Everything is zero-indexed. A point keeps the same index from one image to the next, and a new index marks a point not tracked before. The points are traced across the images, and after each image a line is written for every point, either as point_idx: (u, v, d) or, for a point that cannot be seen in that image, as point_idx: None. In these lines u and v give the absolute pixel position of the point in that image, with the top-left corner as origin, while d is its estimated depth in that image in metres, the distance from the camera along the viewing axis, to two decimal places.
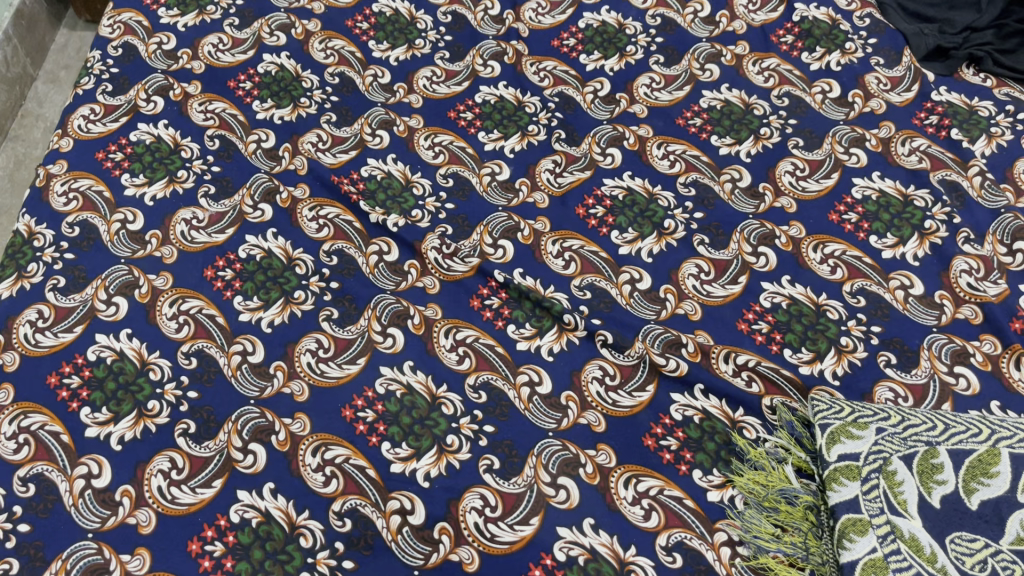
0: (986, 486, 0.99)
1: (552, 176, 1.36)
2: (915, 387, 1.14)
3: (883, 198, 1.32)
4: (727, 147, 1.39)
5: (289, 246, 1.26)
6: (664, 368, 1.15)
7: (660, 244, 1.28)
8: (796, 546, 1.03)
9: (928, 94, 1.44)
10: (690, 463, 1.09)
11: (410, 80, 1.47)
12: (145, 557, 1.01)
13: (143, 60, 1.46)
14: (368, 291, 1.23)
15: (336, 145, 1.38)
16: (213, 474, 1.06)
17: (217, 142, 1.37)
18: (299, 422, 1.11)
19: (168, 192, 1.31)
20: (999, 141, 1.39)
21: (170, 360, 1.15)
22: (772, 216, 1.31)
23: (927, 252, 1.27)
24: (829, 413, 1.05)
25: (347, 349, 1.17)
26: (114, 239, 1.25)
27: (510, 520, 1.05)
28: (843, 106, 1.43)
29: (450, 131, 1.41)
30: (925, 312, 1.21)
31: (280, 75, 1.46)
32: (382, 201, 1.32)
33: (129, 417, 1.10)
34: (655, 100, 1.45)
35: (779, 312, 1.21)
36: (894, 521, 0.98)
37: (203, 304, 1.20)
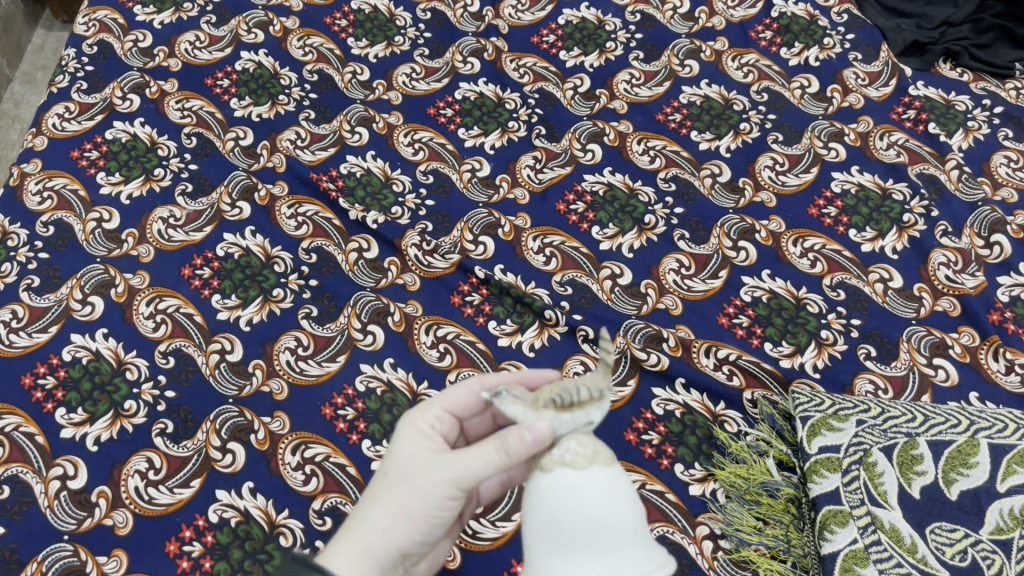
0: (965, 477, 0.99)
1: (532, 172, 1.35)
2: (894, 379, 1.15)
3: (862, 192, 1.33)
4: (707, 142, 1.39)
5: (267, 244, 1.25)
6: (646, 362, 1.15)
7: (640, 239, 1.28)
8: (778, 538, 1.03)
9: (906, 89, 1.45)
10: (672, 457, 1.09)
11: (389, 77, 1.46)
12: (122, 558, 0.99)
13: (119, 58, 1.44)
14: (348, 288, 1.22)
15: (314, 142, 1.37)
16: (192, 474, 1.05)
17: (194, 140, 1.35)
18: (278, 421, 1.10)
19: (145, 191, 1.29)
20: (976, 135, 1.40)
21: (147, 360, 1.14)
22: (751, 211, 1.31)
23: (906, 246, 1.28)
24: (810, 406, 1.06)
25: (327, 347, 1.16)
26: (90, 238, 1.24)
27: (492, 516, 1.04)
28: (822, 101, 1.44)
29: (429, 128, 1.41)
30: (904, 305, 1.22)
31: (258, 73, 1.44)
32: (361, 197, 1.31)
33: (106, 418, 1.09)
34: (635, 97, 1.45)
35: (760, 306, 1.22)
36: (874, 513, 0.98)
37: (180, 303, 1.19)
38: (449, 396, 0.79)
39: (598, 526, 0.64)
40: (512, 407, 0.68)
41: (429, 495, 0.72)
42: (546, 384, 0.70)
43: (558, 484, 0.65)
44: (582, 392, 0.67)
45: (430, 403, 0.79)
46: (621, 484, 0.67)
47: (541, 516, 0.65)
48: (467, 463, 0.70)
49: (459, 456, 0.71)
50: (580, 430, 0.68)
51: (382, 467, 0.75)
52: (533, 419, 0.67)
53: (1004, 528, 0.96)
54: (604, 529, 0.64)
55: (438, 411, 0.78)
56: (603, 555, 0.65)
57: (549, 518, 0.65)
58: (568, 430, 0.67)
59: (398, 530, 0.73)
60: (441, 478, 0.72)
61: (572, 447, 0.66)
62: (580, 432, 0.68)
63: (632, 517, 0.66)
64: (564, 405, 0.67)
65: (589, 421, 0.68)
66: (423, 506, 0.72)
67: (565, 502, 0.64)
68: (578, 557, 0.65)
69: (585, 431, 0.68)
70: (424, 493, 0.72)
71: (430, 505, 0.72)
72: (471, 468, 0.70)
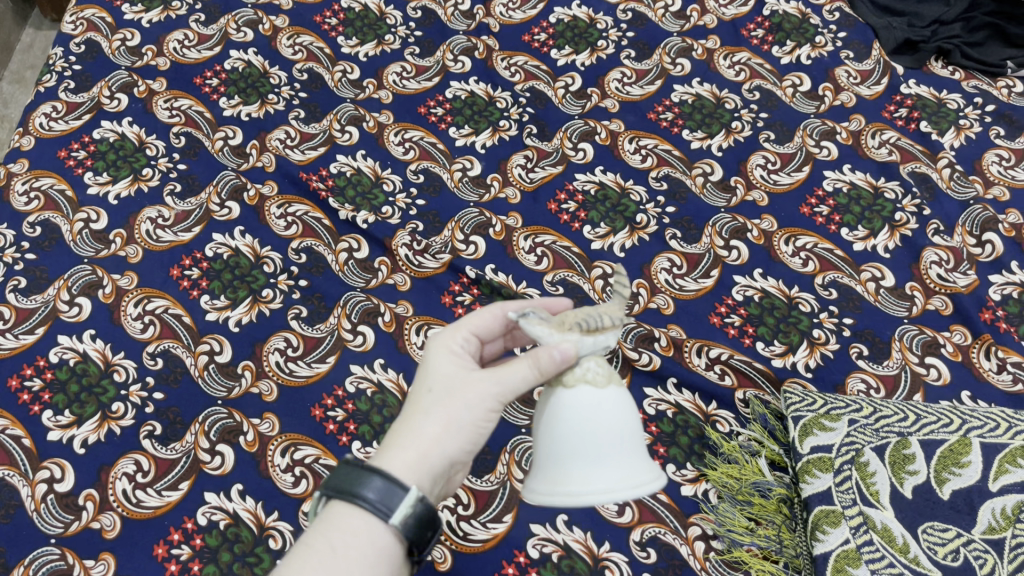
0: (957, 476, 0.99)
1: (523, 171, 1.35)
2: (886, 378, 1.14)
3: (854, 190, 1.33)
4: (699, 141, 1.39)
5: (256, 244, 1.24)
6: (637, 362, 1.14)
7: (632, 238, 1.28)
8: (770, 539, 1.02)
9: (897, 87, 1.45)
10: (664, 457, 1.09)
11: (380, 76, 1.46)
12: (110, 562, 0.98)
13: (107, 57, 1.43)
14: (338, 289, 1.21)
15: (304, 142, 1.36)
16: (180, 476, 1.04)
17: (183, 139, 1.34)
18: (268, 422, 1.09)
19: (133, 191, 1.28)
20: (967, 133, 1.39)
21: (135, 361, 1.13)
22: (743, 210, 1.31)
23: (898, 245, 1.27)
24: (802, 405, 1.05)
25: (317, 348, 1.16)
26: (77, 238, 1.23)
27: (483, 518, 1.03)
28: (814, 99, 1.44)
29: (420, 127, 1.40)
30: (896, 304, 1.21)
31: (247, 72, 1.43)
32: (351, 197, 1.30)
33: (93, 420, 1.08)
34: (627, 95, 1.44)
35: (751, 305, 1.21)
36: (866, 512, 0.97)
37: (168, 303, 1.18)
38: (472, 319, 0.81)
39: (604, 434, 0.71)
40: (538, 328, 0.73)
41: (476, 406, 0.74)
42: (565, 310, 0.75)
43: (574, 399, 0.72)
44: (605, 318, 0.73)
45: (454, 326, 0.80)
46: (627, 404, 0.73)
47: (551, 427, 0.72)
48: (512, 376, 0.72)
49: (498, 370, 0.74)
50: (597, 355, 0.74)
51: (420, 385, 0.76)
52: (557, 339, 0.72)
53: (995, 527, 0.96)
54: (608, 439, 0.71)
55: (464, 333, 0.80)
56: (606, 464, 0.71)
57: (558, 429, 0.72)
58: (592, 349, 0.73)
59: (449, 441, 0.73)
60: (487, 390, 0.74)
61: (591, 369, 0.72)
62: (597, 355, 0.74)
63: (633, 435, 0.73)
64: (588, 330, 0.73)
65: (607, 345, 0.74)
66: (472, 417, 0.73)
67: (575, 413, 0.71)
68: (582, 466, 0.71)
69: (601, 355, 0.74)
70: (471, 404, 0.73)
71: (477, 417, 0.74)
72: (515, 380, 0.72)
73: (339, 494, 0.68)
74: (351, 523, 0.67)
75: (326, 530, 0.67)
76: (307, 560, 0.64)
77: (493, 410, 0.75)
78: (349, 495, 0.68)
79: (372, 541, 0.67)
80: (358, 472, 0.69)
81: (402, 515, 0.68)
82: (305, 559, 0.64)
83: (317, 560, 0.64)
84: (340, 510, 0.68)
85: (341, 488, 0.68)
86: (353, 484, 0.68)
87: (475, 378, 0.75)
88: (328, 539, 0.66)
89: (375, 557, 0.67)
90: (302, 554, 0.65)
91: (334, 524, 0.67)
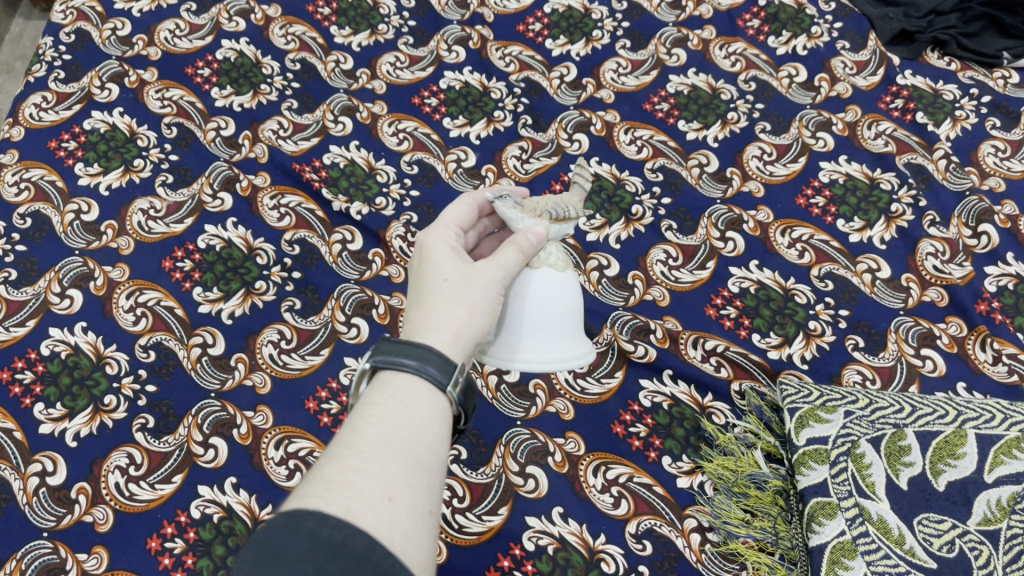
0: (953, 467, 0.99)
1: (518, 162, 1.34)
2: (882, 370, 1.14)
3: (851, 182, 1.32)
4: (695, 132, 1.38)
5: (249, 236, 1.23)
6: (633, 354, 1.14)
7: (628, 230, 1.27)
8: (766, 531, 1.02)
9: (893, 78, 1.44)
10: (660, 449, 1.08)
11: (373, 66, 1.44)
12: (103, 556, 0.97)
13: (97, 47, 1.41)
14: (332, 281, 1.21)
15: (297, 132, 1.35)
16: (174, 470, 1.04)
17: (175, 130, 1.33)
18: (261, 415, 1.08)
19: (124, 182, 1.27)
20: (963, 124, 1.39)
21: (127, 354, 1.12)
22: (739, 201, 1.30)
23: (894, 236, 1.27)
24: (798, 397, 1.06)
25: (311, 341, 1.15)
26: (68, 230, 1.22)
27: (478, 510, 1.03)
28: (810, 90, 1.43)
29: (414, 117, 1.39)
30: (892, 295, 1.21)
31: (240, 62, 1.42)
32: (345, 188, 1.29)
33: (85, 413, 1.07)
34: (622, 86, 1.44)
35: (747, 297, 1.21)
36: (862, 504, 0.97)
37: (161, 296, 1.17)
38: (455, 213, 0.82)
39: (570, 305, 0.85)
40: (512, 213, 0.82)
41: (490, 285, 0.75)
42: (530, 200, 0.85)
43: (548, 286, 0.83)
44: (568, 210, 0.85)
45: (441, 221, 0.81)
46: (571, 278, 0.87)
47: (531, 307, 0.83)
48: (508, 256, 0.77)
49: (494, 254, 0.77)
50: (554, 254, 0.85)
51: (428, 272, 0.75)
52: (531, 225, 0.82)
53: (991, 518, 0.96)
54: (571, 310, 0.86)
55: (453, 230, 0.80)
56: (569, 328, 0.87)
57: (540, 306, 0.83)
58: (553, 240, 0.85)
59: (477, 319, 0.72)
60: (492, 273, 0.75)
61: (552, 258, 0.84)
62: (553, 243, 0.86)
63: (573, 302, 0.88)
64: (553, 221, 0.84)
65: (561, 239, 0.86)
66: (488, 297, 0.74)
67: (547, 291, 0.83)
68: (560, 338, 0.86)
69: (555, 243, 0.86)
70: (485, 284, 0.74)
71: (492, 297, 0.75)
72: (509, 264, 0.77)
73: (390, 364, 0.66)
74: (410, 385, 0.65)
75: (386, 392, 0.64)
76: (381, 413, 0.62)
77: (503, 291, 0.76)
78: (402, 363, 0.65)
79: (433, 403, 0.65)
80: (406, 346, 0.67)
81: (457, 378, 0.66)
82: (379, 413, 0.62)
83: (392, 414, 0.62)
84: (394, 376, 0.65)
85: (391, 358, 0.66)
86: (403, 355, 0.66)
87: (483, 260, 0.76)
88: (393, 398, 0.64)
89: (439, 416, 0.65)
90: (373, 410, 0.62)
91: (391, 389, 0.64)
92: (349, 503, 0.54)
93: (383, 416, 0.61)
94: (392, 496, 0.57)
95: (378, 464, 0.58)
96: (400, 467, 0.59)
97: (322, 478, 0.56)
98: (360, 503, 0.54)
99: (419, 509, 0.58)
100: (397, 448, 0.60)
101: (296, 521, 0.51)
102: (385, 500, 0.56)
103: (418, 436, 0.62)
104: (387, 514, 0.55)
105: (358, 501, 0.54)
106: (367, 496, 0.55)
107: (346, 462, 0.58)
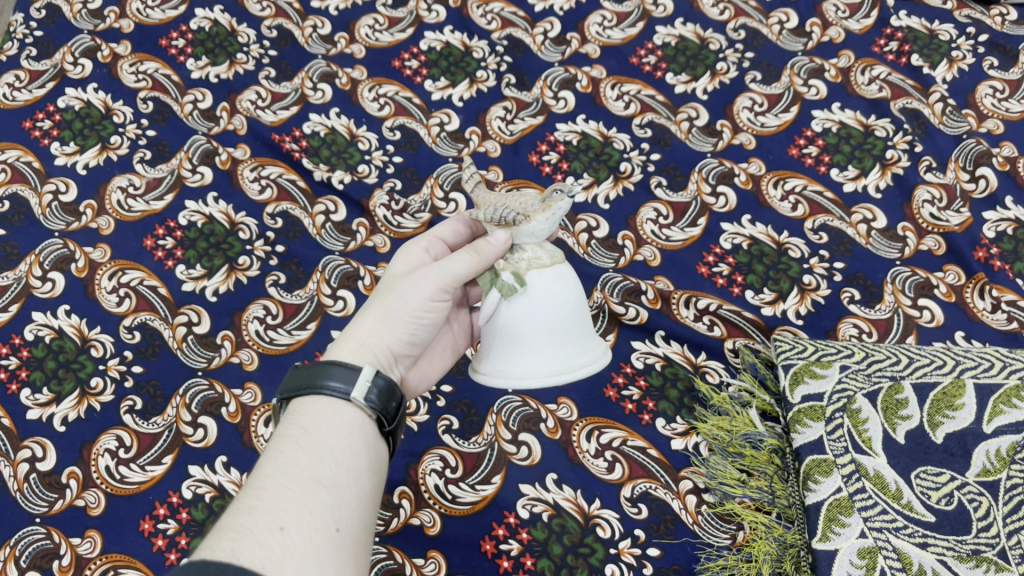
0: (951, 419, 0.97)
1: (503, 124, 1.31)
2: (879, 322, 1.12)
3: (844, 130, 1.29)
4: (683, 85, 1.35)
5: (231, 210, 1.21)
6: (624, 316, 1.13)
7: (616, 189, 1.25)
8: (762, 490, 1.01)
9: (887, 20, 1.40)
10: (653, 412, 1.07)
11: (352, 30, 1.40)
12: (96, 539, 0.97)
13: (68, 21, 1.38)
14: (316, 253, 1.19)
15: (276, 102, 1.32)
16: (164, 450, 1.03)
17: (151, 104, 1.30)
18: (250, 392, 1.07)
19: (102, 160, 1.25)
20: (960, 65, 1.35)
21: (111, 336, 1.10)
22: (730, 154, 1.27)
23: (889, 184, 1.24)
24: (793, 353, 1.04)
25: (297, 315, 1.13)
26: (47, 211, 1.20)
27: (471, 480, 1.02)
28: (801, 36, 1.39)
29: (395, 81, 1.36)
30: (888, 246, 1.18)
31: (214, 31, 1.38)
32: (326, 157, 1.27)
33: (72, 397, 1.06)
34: (608, 39, 1.40)
35: (740, 253, 1.18)
36: (859, 460, 0.96)
37: (144, 275, 1.15)
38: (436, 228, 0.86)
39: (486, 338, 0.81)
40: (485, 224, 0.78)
41: (417, 294, 0.75)
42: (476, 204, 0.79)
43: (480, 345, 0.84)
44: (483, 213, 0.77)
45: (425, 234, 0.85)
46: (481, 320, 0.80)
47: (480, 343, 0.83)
48: (444, 263, 0.74)
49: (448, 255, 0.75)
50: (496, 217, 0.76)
51: (377, 285, 0.79)
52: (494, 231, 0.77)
53: (990, 469, 0.94)
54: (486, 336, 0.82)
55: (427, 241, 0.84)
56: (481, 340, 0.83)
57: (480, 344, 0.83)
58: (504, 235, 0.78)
59: (389, 328, 0.74)
60: (430, 275, 0.74)
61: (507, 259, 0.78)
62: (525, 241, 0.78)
63: (488, 338, 0.81)
64: (500, 223, 0.76)
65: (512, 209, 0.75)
66: (408, 303, 0.74)
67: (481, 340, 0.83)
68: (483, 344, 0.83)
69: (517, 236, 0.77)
70: (408, 293, 0.74)
71: (416, 305, 0.75)
72: (454, 267, 0.74)
73: (297, 393, 0.68)
74: (320, 411, 0.67)
75: (292, 425, 0.66)
76: (282, 446, 0.64)
77: (437, 299, 0.75)
78: (308, 388, 0.68)
79: (343, 421, 0.67)
80: (310, 371, 0.69)
81: (366, 387, 0.68)
82: (281, 447, 0.64)
83: (293, 443, 0.64)
84: (300, 406, 0.68)
85: (299, 386, 0.68)
86: (307, 380, 0.68)
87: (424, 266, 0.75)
88: (297, 429, 0.65)
89: (349, 431, 0.67)
90: (276, 445, 0.64)
91: (299, 417, 0.67)
92: (235, 542, 0.56)
93: (284, 448, 0.63)
94: (284, 526, 0.58)
95: (273, 497, 0.60)
96: (297, 493, 0.60)
97: (219, 527, 0.58)
98: (247, 539, 0.56)
99: (320, 531, 0.59)
100: (294, 477, 0.61)
101: None
102: (275, 532, 0.57)
103: (319, 459, 0.63)
104: (276, 545, 0.56)
105: (244, 539, 0.56)
106: (256, 532, 0.57)
107: (241, 505, 0.59)
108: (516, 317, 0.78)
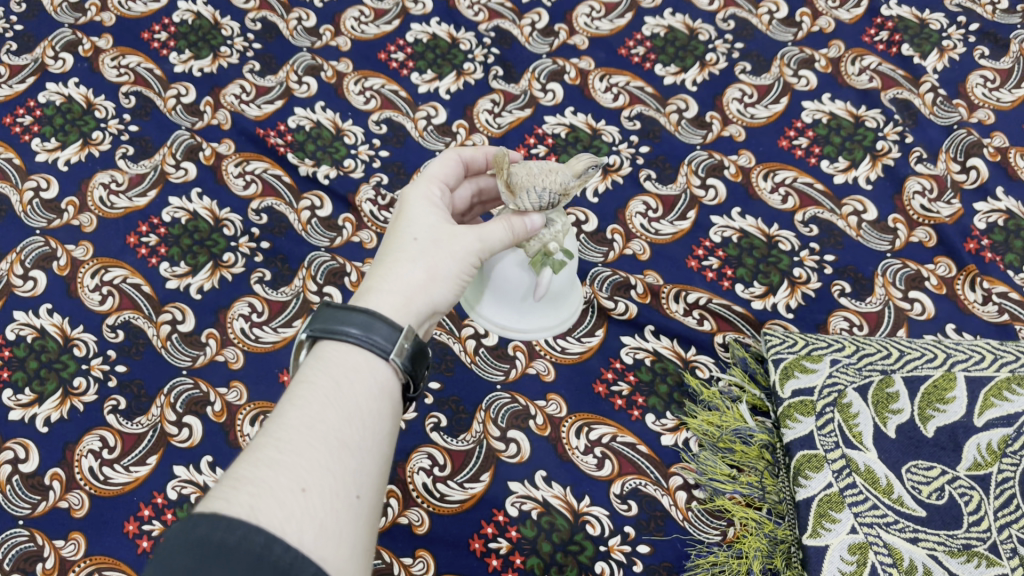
0: (942, 413, 0.97)
1: (490, 117, 1.30)
2: (869, 315, 1.11)
3: (834, 121, 1.28)
4: (672, 76, 1.34)
5: (215, 206, 1.20)
6: (613, 311, 1.12)
7: (606, 182, 1.23)
8: (752, 486, 1.00)
9: (877, 10, 1.39)
10: (643, 407, 1.06)
11: (337, 22, 1.39)
12: (80, 541, 0.96)
13: (49, 15, 1.36)
14: (302, 249, 1.17)
15: (260, 96, 1.30)
16: (148, 451, 1.02)
17: (133, 99, 1.28)
18: (235, 391, 1.06)
19: (83, 156, 1.23)
20: (951, 55, 1.34)
21: (94, 335, 1.09)
22: (719, 146, 1.26)
23: (880, 175, 1.23)
24: (783, 347, 1.03)
25: (282, 313, 1.12)
26: (28, 209, 1.18)
27: (460, 478, 1.01)
28: (791, 26, 1.38)
29: (380, 74, 1.34)
30: (879, 238, 1.17)
31: (197, 24, 1.37)
32: (312, 152, 1.25)
33: (55, 398, 1.05)
34: (596, 30, 1.38)
35: (730, 247, 1.18)
36: (849, 455, 0.95)
37: (127, 273, 1.14)
38: (436, 168, 0.81)
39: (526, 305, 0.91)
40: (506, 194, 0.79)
41: (462, 258, 0.74)
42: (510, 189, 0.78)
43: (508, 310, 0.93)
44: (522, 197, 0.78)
45: (424, 178, 0.80)
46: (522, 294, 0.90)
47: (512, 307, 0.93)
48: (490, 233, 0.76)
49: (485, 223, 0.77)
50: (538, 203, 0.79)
51: (398, 233, 0.75)
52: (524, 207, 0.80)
53: (981, 463, 0.94)
54: (523, 304, 0.92)
55: (439, 185, 0.80)
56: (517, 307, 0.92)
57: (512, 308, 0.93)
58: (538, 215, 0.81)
59: (437, 287, 0.73)
60: (472, 242, 0.75)
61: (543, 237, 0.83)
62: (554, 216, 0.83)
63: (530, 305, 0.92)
64: (540, 207, 0.80)
65: (556, 195, 0.79)
66: (459, 266, 0.74)
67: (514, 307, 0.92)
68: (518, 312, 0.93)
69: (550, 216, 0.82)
70: (455, 255, 0.74)
71: (461, 268, 0.74)
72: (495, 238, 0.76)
73: (323, 335, 0.66)
74: (352, 363, 0.65)
75: (319, 370, 0.64)
76: (308, 394, 0.61)
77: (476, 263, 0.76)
78: (332, 332, 0.65)
79: (371, 376, 0.65)
80: (339, 313, 0.66)
81: (400, 347, 0.66)
82: (308, 395, 0.61)
83: (321, 394, 0.61)
84: (326, 351, 0.65)
85: (327, 329, 0.66)
86: (336, 324, 0.66)
87: (458, 230, 0.75)
88: (324, 377, 0.63)
89: (376, 390, 0.65)
90: (302, 392, 0.62)
91: (325, 364, 0.64)
92: (253, 500, 0.54)
93: (311, 397, 0.61)
94: (306, 487, 0.56)
95: (295, 453, 0.58)
96: (322, 453, 0.58)
97: (235, 476, 0.56)
98: (267, 498, 0.54)
99: (343, 497, 0.58)
100: (319, 434, 0.59)
101: (189, 527, 0.50)
102: (297, 493, 0.55)
103: (346, 418, 0.61)
104: (297, 507, 0.55)
105: (264, 499, 0.54)
106: (277, 491, 0.55)
107: (261, 456, 0.57)
108: (558, 285, 0.90)
